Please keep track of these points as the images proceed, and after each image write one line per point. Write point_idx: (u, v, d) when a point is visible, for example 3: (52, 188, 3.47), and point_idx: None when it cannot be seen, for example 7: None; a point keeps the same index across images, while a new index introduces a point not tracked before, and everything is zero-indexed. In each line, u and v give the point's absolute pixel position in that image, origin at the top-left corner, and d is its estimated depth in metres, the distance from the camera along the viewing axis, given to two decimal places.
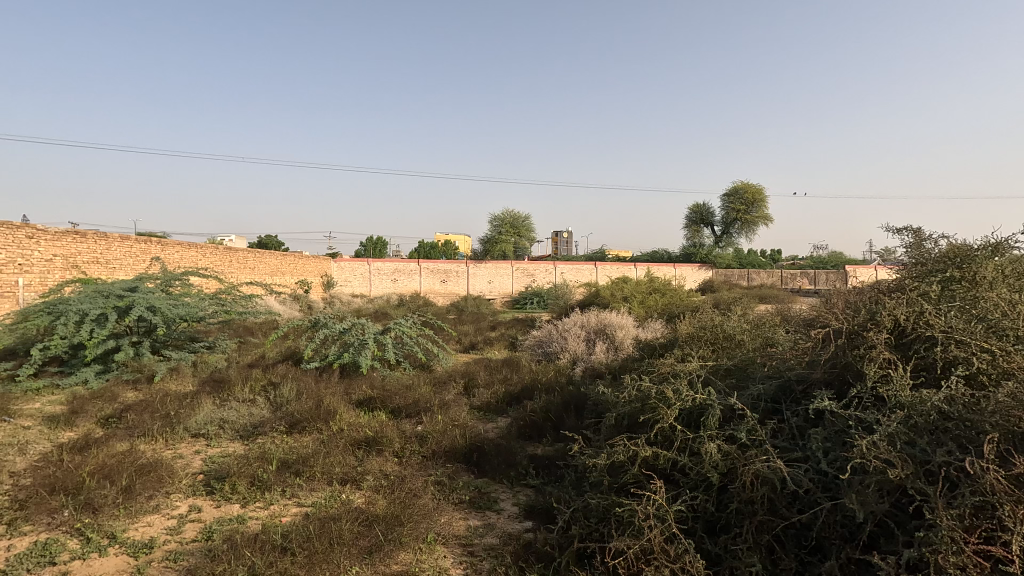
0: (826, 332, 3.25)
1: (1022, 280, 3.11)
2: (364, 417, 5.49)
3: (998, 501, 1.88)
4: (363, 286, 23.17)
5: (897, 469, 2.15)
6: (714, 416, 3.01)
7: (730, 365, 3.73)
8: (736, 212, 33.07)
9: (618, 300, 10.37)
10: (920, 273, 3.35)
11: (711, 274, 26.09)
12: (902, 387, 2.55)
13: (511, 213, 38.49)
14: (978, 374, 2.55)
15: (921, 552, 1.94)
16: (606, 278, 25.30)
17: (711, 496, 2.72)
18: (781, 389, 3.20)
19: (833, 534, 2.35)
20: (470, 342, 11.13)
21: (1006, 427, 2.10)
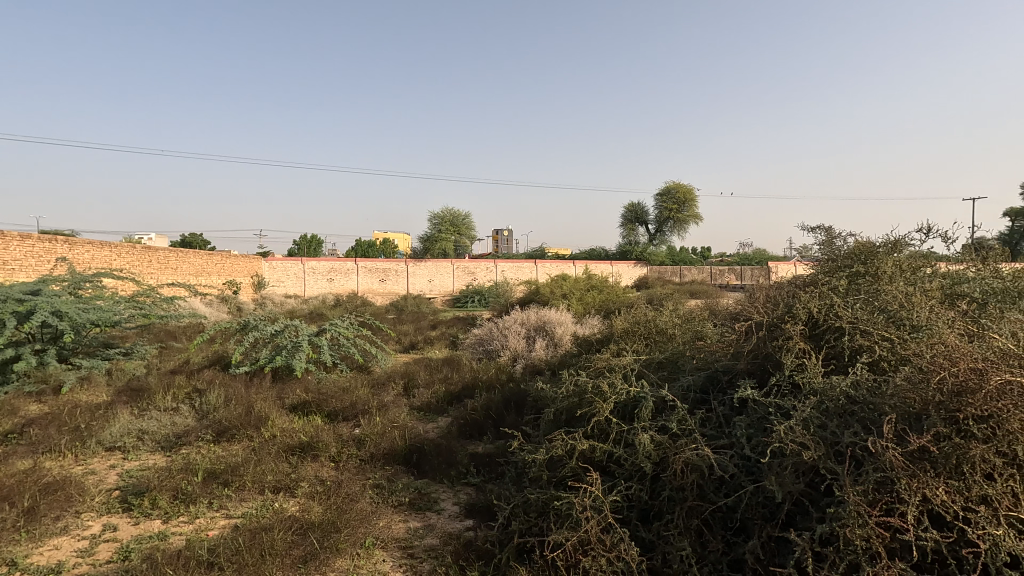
0: (748, 325, 3.44)
1: (917, 274, 3.42)
2: (299, 421, 5.31)
3: (896, 475, 2.06)
4: (297, 286, 22.30)
5: (810, 451, 2.31)
6: (647, 407, 3.12)
7: (661, 358, 3.88)
8: (669, 210, 34.43)
9: (557, 297, 10.56)
10: (831, 268, 3.61)
11: (646, 271, 27.01)
12: (815, 374, 2.75)
13: (451, 211, 38.25)
14: (880, 360, 2.78)
15: (832, 525, 2.11)
16: (546, 276, 25.67)
17: (645, 486, 2.83)
18: (709, 380, 3.36)
19: (755, 514, 2.49)
20: (410, 341, 10.98)
21: (903, 408, 2.30)
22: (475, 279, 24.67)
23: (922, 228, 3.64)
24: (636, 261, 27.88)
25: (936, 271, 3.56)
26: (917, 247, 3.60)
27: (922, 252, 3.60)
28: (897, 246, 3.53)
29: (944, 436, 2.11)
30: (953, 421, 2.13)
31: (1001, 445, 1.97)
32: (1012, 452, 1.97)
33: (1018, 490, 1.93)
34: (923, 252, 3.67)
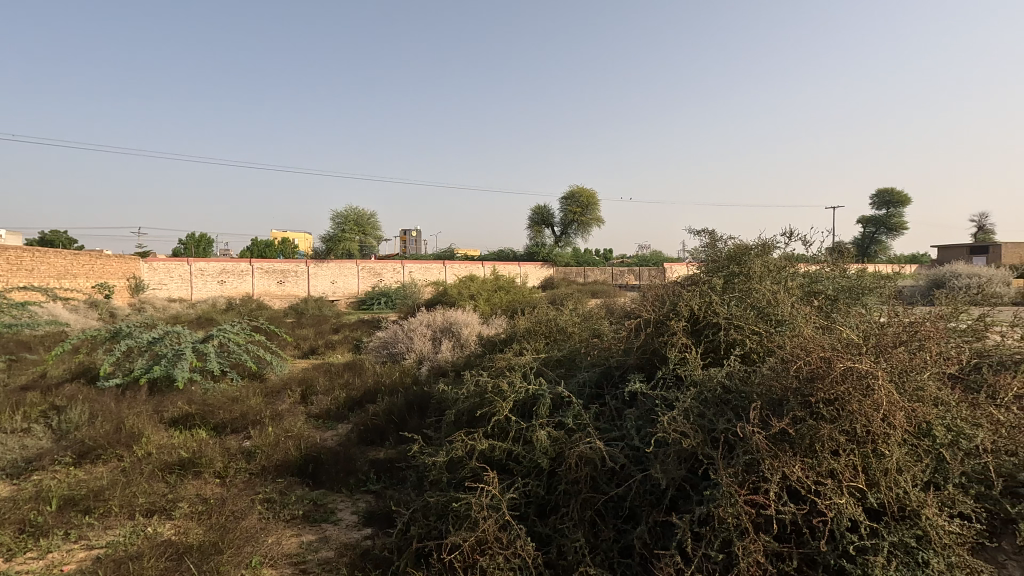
0: (638, 322, 3.63)
1: (782, 274, 3.79)
2: (179, 436, 4.86)
3: (761, 457, 2.27)
4: (182, 289, 20.39)
5: (690, 439, 2.49)
6: (544, 405, 3.20)
7: (559, 356, 4.00)
8: (574, 213, 35.61)
9: (464, 298, 10.54)
10: (711, 269, 3.91)
11: (552, 272, 27.73)
12: (696, 367, 2.96)
13: (356, 210, 36.96)
14: (750, 352, 3.05)
15: (708, 506, 2.28)
16: (454, 277, 25.54)
17: (542, 481, 2.90)
18: (603, 375, 3.52)
19: (643, 501, 2.64)
20: (310, 346, 10.46)
21: (768, 395, 2.54)
22: (382, 281, 24.01)
23: (786, 232, 4.04)
24: (543, 262, 28.53)
25: (798, 271, 3.97)
26: (782, 249, 3.99)
27: (786, 254, 3.99)
28: (766, 248, 3.88)
29: (800, 418, 2.35)
30: (807, 405, 2.38)
31: (844, 424, 2.23)
32: (853, 430, 2.23)
33: (857, 463, 2.19)
34: (787, 254, 4.07)
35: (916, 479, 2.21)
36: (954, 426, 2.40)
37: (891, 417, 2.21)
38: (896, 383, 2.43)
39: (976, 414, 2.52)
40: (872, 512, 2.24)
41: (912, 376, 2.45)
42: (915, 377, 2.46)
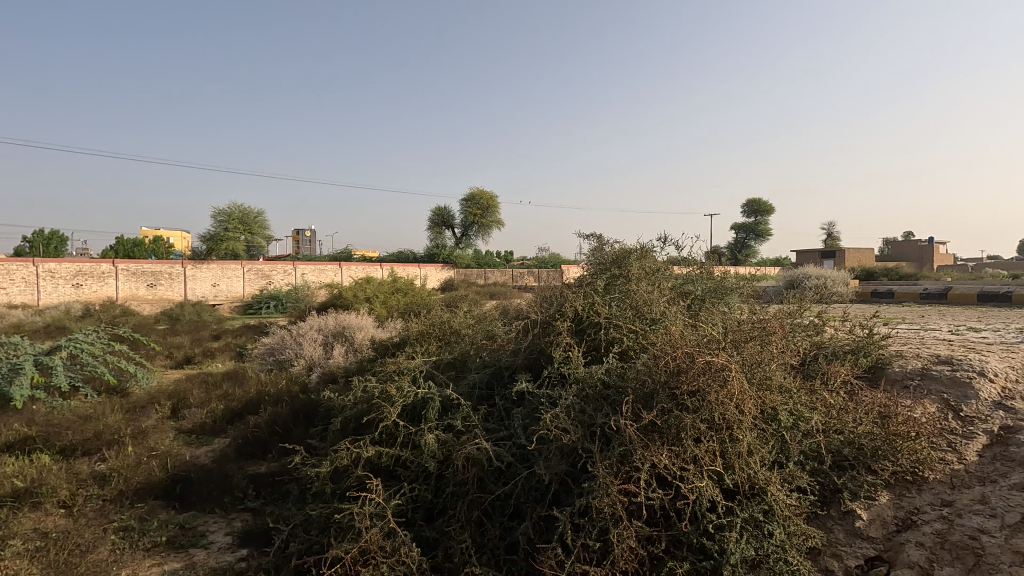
0: (527, 323, 3.73)
1: (658, 276, 4.06)
2: (13, 463, 4.22)
3: (633, 448, 2.42)
4: (25, 293, 17.72)
5: (570, 434, 2.59)
6: (433, 408, 3.17)
7: (450, 358, 3.99)
8: (474, 215, 35.74)
9: (359, 301, 10.17)
10: (594, 271, 4.10)
11: (452, 274, 27.62)
12: (578, 365, 3.08)
13: (241, 207, 34.35)
14: (628, 349, 3.24)
15: (586, 498, 2.39)
16: (350, 279, 24.58)
17: (429, 485, 2.88)
18: (493, 376, 3.56)
19: (528, 497, 2.71)
20: (184, 355, 9.55)
21: (641, 389, 2.71)
22: (270, 283, 22.52)
23: (662, 237, 4.34)
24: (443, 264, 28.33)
25: (672, 273, 4.27)
26: (658, 253, 4.28)
27: (662, 257, 4.29)
28: (643, 252, 4.14)
29: (668, 410, 2.53)
30: (674, 397, 2.57)
31: (704, 413, 2.44)
32: (712, 418, 2.45)
33: (715, 448, 2.40)
34: (663, 258, 4.37)
35: (763, 460, 2.47)
36: (795, 411, 2.72)
37: (742, 405, 2.46)
38: (748, 374, 2.70)
39: (811, 399, 2.88)
40: (728, 492, 2.47)
41: (760, 368, 2.74)
42: (763, 368, 2.76)
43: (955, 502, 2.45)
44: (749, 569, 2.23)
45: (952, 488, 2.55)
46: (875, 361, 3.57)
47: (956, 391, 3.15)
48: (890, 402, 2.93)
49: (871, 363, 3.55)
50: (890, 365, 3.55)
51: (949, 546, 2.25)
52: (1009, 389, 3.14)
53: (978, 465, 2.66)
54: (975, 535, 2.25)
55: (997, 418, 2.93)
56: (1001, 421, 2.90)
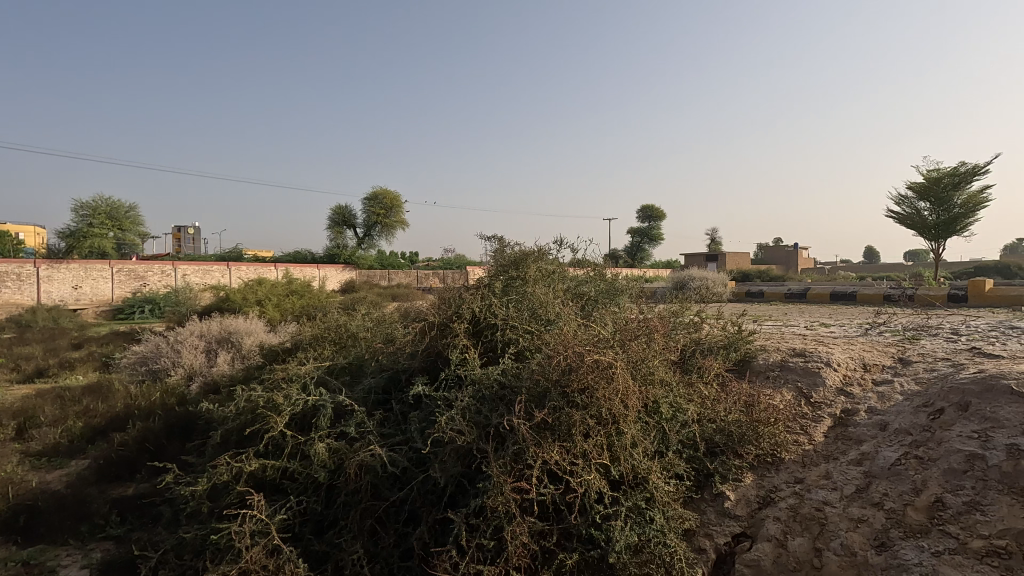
0: (424, 325, 3.69)
1: (554, 278, 4.18)
2: None
3: (526, 446, 2.48)
4: None
5: (465, 436, 2.60)
6: (324, 416, 3.03)
7: (344, 363, 3.85)
8: (377, 214, 34.73)
9: (249, 304, 9.48)
10: (492, 272, 4.13)
11: (354, 275, 26.63)
12: (475, 366, 3.10)
13: (110, 200, 30.77)
14: (524, 350, 3.31)
15: (481, 499, 2.41)
16: (240, 280, 22.86)
17: (319, 497, 2.77)
18: (390, 380, 3.49)
19: (424, 502, 2.68)
20: (35, 368, 8.37)
21: (534, 388, 2.77)
22: (145, 285, 20.35)
23: (559, 240, 4.47)
24: (344, 265, 27.23)
25: (568, 275, 4.42)
26: (554, 255, 4.40)
27: (558, 259, 4.42)
28: (540, 254, 4.24)
29: (559, 407, 2.62)
30: (565, 395, 2.67)
31: (592, 409, 2.56)
32: (600, 413, 2.57)
33: (602, 442, 2.52)
34: (560, 260, 4.50)
35: (646, 450, 2.63)
36: (674, 404, 2.93)
37: (627, 400, 2.61)
38: (633, 370, 2.87)
39: (689, 392, 3.12)
40: (615, 483, 2.61)
41: (644, 364, 2.93)
42: (646, 365, 2.95)
43: (805, 479, 2.77)
44: (632, 554, 2.36)
45: (803, 466, 2.88)
46: (744, 355, 3.94)
47: (808, 380, 3.56)
48: (754, 392, 3.25)
49: (740, 357, 3.92)
50: (756, 358, 3.93)
51: (800, 518, 2.54)
52: (849, 376, 3.60)
53: (824, 444, 3.02)
54: (820, 507, 2.56)
55: (839, 402, 3.35)
56: (842, 405, 3.32)
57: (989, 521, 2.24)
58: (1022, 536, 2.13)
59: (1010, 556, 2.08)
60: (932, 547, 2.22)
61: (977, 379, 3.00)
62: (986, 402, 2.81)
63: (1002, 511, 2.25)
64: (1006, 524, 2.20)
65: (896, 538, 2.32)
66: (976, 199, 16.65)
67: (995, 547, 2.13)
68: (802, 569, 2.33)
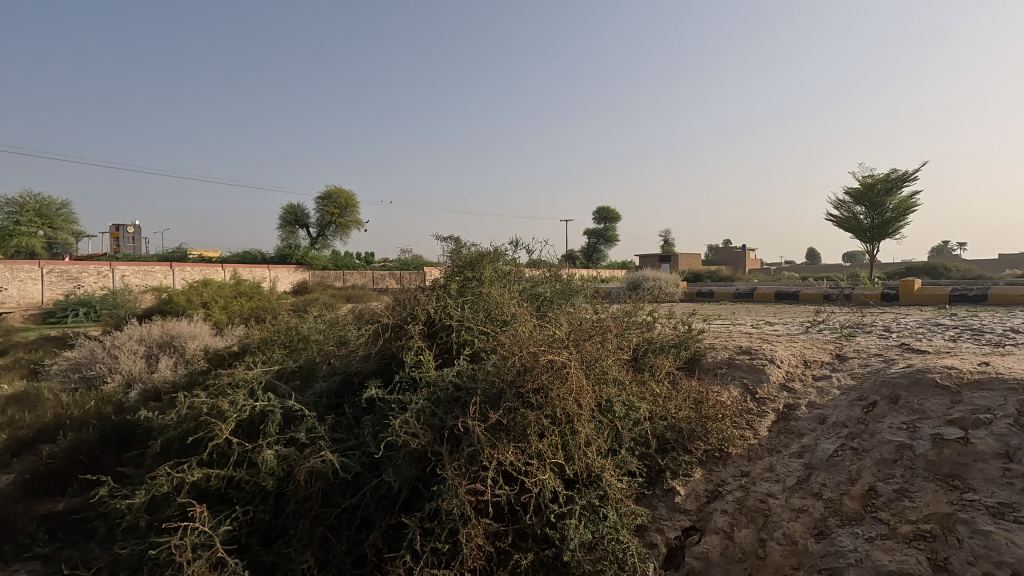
0: (378, 327, 3.62)
1: (509, 279, 4.18)
2: None
3: (481, 448, 2.47)
4: None
5: (419, 439, 2.57)
6: (273, 421, 2.93)
7: (294, 367, 3.73)
8: (331, 214, 33.90)
9: (193, 306, 9.06)
10: (448, 272, 4.08)
11: (307, 276, 25.90)
12: (429, 368, 3.06)
13: (38, 196, 28.80)
14: (479, 351, 3.30)
15: (436, 502, 2.39)
16: (184, 281, 21.82)
17: (267, 506, 2.68)
18: (343, 384, 3.41)
19: (377, 507, 2.63)
20: None
21: (489, 390, 2.76)
22: (79, 286, 19.10)
23: (515, 240, 4.47)
24: (297, 266, 26.44)
25: (524, 276, 4.43)
26: (510, 256, 4.40)
27: (514, 260, 4.43)
28: (496, 255, 4.23)
29: (514, 408, 2.63)
30: (520, 396, 2.68)
31: (546, 409, 2.58)
32: (554, 413, 2.59)
33: (556, 442, 2.54)
34: (516, 261, 4.50)
35: (600, 449, 2.67)
36: (627, 402, 2.99)
37: (581, 399, 2.64)
38: (587, 370, 2.91)
39: (641, 391, 3.18)
40: (569, 482, 2.63)
41: (597, 364, 2.97)
42: (600, 364, 2.99)
43: (750, 472, 2.88)
44: (586, 552, 2.39)
45: (748, 459, 2.99)
46: (694, 353, 4.05)
47: (753, 376, 3.70)
48: (703, 389, 3.35)
49: (690, 355, 4.03)
50: (705, 356, 4.05)
51: (745, 510, 2.63)
52: (792, 372, 3.76)
53: (768, 438, 3.15)
54: (764, 499, 2.67)
55: (782, 397, 3.50)
56: (784, 400, 3.47)
57: (916, 506, 2.38)
58: (945, 520, 2.27)
59: (935, 538, 2.22)
60: (866, 533, 2.35)
61: (906, 373, 3.20)
62: (914, 395, 3.00)
63: (927, 497, 2.40)
64: (931, 508, 2.34)
65: (833, 526, 2.44)
66: (906, 204, 17.74)
67: (921, 531, 2.26)
68: (747, 560, 2.42)
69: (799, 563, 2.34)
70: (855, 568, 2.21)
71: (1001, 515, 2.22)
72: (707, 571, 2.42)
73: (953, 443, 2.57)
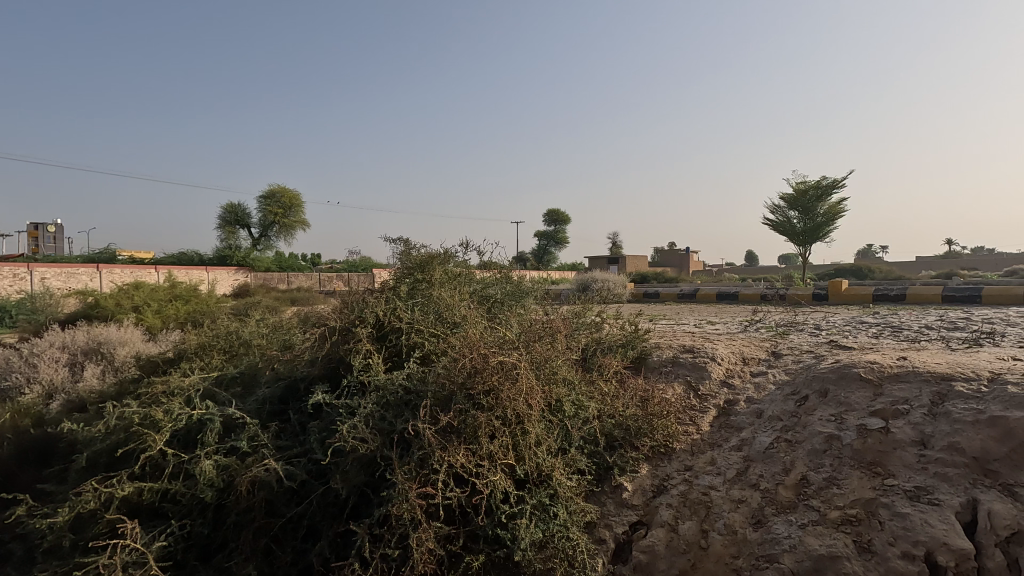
0: (324, 330, 3.52)
1: (459, 280, 4.15)
2: None
3: (432, 450, 2.45)
4: None
5: (368, 444, 2.52)
6: (211, 430, 2.80)
7: (235, 373, 3.58)
8: (274, 213, 32.70)
9: (123, 310, 8.52)
10: (397, 274, 4.01)
11: (248, 278, 24.85)
12: (378, 371, 3.00)
13: None
14: (430, 353, 3.27)
15: (386, 508, 2.35)
16: (111, 283, 20.46)
17: (206, 519, 2.57)
18: (287, 390, 3.31)
19: (325, 515, 2.57)
20: None
21: (440, 392, 2.74)
22: None
23: (465, 242, 4.44)
24: (237, 268, 25.33)
25: (475, 277, 4.41)
26: (460, 257, 4.37)
27: (465, 261, 4.41)
28: (446, 256, 4.19)
29: (464, 410, 2.62)
30: (470, 398, 2.68)
31: (497, 411, 2.58)
32: (505, 414, 2.60)
33: (507, 442, 2.55)
34: (466, 263, 4.47)
35: (550, 448, 2.70)
36: (576, 401, 3.04)
37: (531, 400, 2.67)
38: (537, 370, 2.95)
39: (590, 390, 3.25)
40: (520, 482, 2.65)
41: (547, 364, 3.01)
42: (550, 365, 3.03)
43: (693, 466, 2.99)
44: (537, 551, 2.42)
45: (691, 454, 3.11)
46: (640, 352, 4.16)
47: (696, 374, 3.85)
48: (649, 387, 3.45)
49: (637, 355, 4.14)
50: (650, 355, 4.17)
51: (689, 503, 2.73)
52: (731, 369, 3.93)
53: (709, 433, 3.28)
54: (706, 491, 2.78)
55: (722, 393, 3.65)
56: (725, 396, 3.62)
57: (843, 492, 2.54)
58: (869, 505, 2.44)
59: (860, 522, 2.38)
60: (799, 520, 2.49)
61: (834, 368, 3.40)
62: (841, 388, 3.20)
63: (853, 484, 2.57)
64: (856, 494, 2.51)
65: (770, 515, 2.57)
66: (834, 209, 18.87)
67: (848, 515, 2.42)
68: (690, 551, 2.52)
69: (739, 552, 2.45)
70: (790, 554, 2.34)
71: (917, 498, 2.40)
72: (653, 564, 2.50)
73: (875, 433, 2.76)
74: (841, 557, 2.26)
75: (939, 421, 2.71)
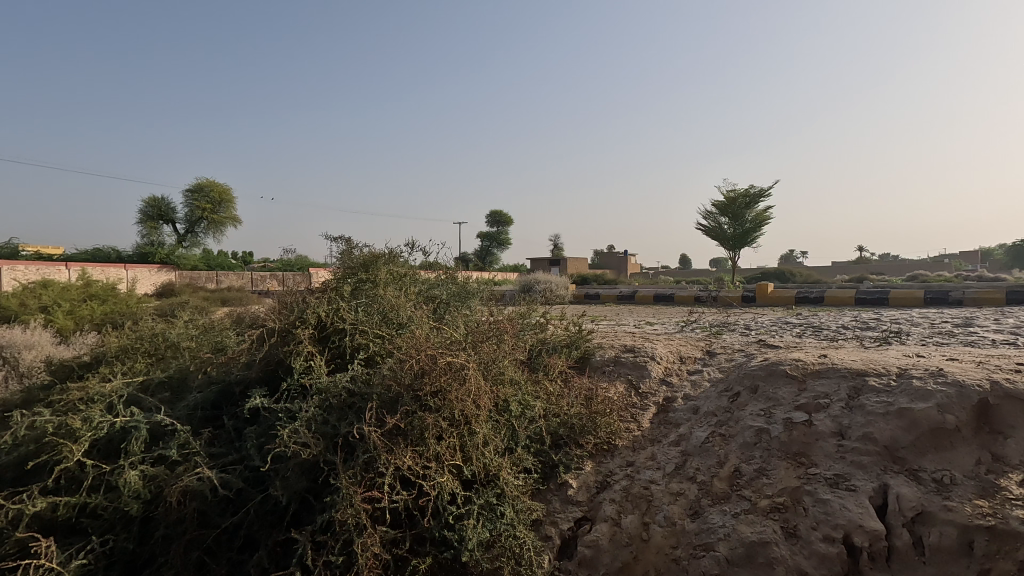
0: (262, 332, 3.38)
1: (404, 281, 4.09)
2: None
3: (377, 454, 2.40)
4: None
5: (311, 448, 2.44)
6: (138, 438, 2.62)
7: (162, 378, 3.37)
8: (203, 208, 30.94)
9: (30, 310, 7.78)
10: (340, 274, 3.89)
11: (173, 277, 23.29)
12: (321, 374, 2.91)
13: None
14: (374, 354, 3.20)
15: (330, 513, 2.29)
16: (13, 281, 18.58)
17: (131, 533, 2.42)
18: (221, 395, 3.15)
19: (262, 524, 2.47)
20: None
21: (385, 395, 2.68)
22: None
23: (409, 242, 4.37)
24: (161, 266, 23.69)
25: (420, 278, 4.35)
26: (405, 258, 4.29)
27: (410, 262, 4.34)
28: (391, 256, 4.11)
29: (411, 411, 2.59)
30: (417, 399, 2.65)
31: (444, 412, 2.56)
32: (453, 415, 2.59)
33: (454, 443, 2.54)
34: (411, 263, 4.39)
35: (496, 448, 2.72)
36: (523, 401, 3.07)
37: (478, 400, 2.67)
38: (483, 371, 2.96)
39: (535, 390, 3.29)
40: (466, 484, 2.65)
41: (494, 365, 3.03)
42: (497, 365, 3.06)
43: (635, 461, 3.10)
44: (484, 550, 2.44)
45: (632, 450, 3.21)
46: (584, 352, 4.26)
47: (637, 373, 3.98)
48: (592, 386, 3.54)
49: (581, 355, 4.23)
50: (594, 355, 4.27)
51: (631, 497, 2.83)
52: (669, 368, 4.09)
53: (649, 429, 3.40)
54: (647, 486, 2.88)
55: (660, 391, 3.80)
56: (663, 394, 3.76)
57: (772, 482, 2.71)
58: (794, 493, 2.61)
59: (787, 509, 2.54)
60: (732, 509, 2.63)
61: (763, 365, 3.61)
62: (769, 385, 3.40)
63: (781, 473, 2.74)
64: (783, 483, 2.68)
65: (705, 506, 2.70)
66: (762, 216, 19.97)
67: (776, 503, 2.59)
68: (632, 543, 2.61)
69: (677, 543, 2.56)
70: (725, 542, 2.47)
71: (836, 484, 2.60)
72: (597, 557, 2.58)
73: (800, 426, 2.96)
74: (769, 542, 2.41)
75: (855, 413, 2.93)
